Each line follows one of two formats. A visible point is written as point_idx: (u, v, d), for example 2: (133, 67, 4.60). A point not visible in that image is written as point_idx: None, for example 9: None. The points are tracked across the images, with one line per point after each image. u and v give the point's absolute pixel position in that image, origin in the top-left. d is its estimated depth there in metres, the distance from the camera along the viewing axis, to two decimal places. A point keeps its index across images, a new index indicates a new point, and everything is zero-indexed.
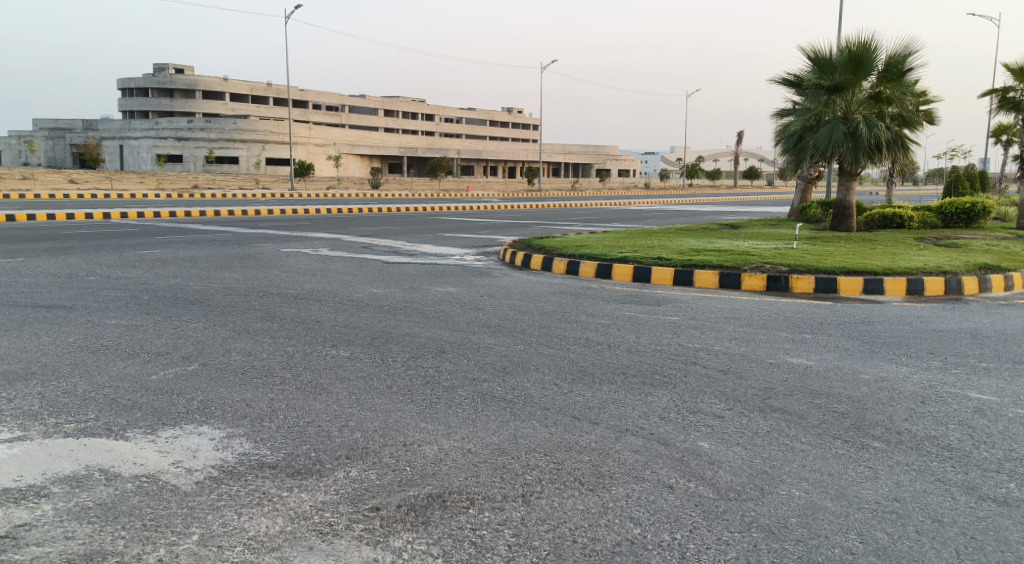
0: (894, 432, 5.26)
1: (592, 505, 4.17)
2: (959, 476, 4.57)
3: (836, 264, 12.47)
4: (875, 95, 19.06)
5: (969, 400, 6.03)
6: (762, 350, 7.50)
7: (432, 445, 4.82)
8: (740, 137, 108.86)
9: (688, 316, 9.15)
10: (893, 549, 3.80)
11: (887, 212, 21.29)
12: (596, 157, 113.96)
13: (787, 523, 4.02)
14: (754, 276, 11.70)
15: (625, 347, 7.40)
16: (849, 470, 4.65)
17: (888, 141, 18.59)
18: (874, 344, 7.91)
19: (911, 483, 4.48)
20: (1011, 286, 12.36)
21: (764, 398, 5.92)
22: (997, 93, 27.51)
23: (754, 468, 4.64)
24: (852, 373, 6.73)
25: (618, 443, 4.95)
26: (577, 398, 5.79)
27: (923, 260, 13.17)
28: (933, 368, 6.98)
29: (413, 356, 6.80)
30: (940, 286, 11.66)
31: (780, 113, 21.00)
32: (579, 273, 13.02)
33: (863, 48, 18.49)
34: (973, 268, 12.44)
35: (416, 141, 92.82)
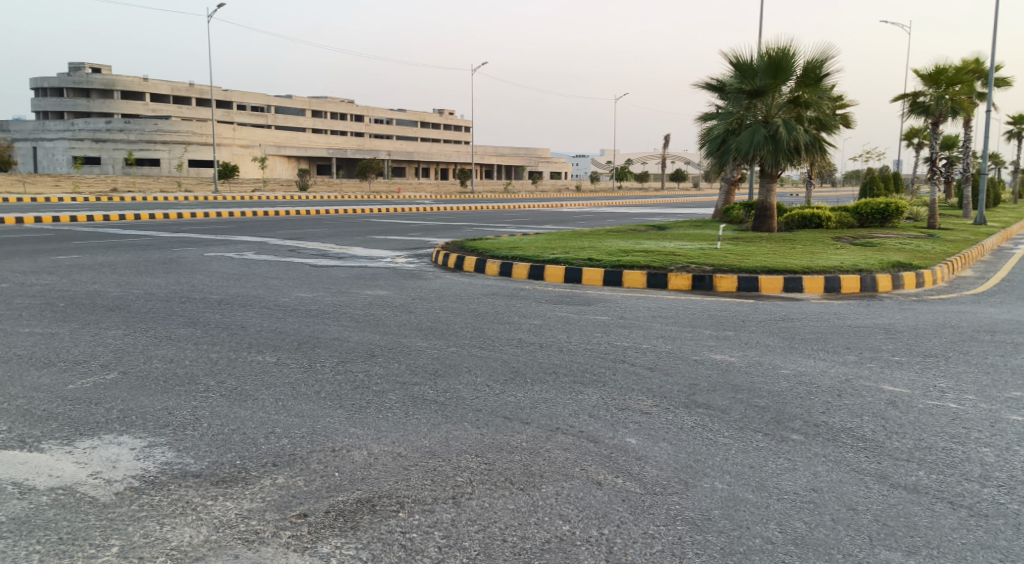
0: (811, 424, 5.45)
1: (522, 504, 4.20)
2: (872, 465, 4.77)
3: (759, 263, 12.83)
4: (794, 99, 19.66)
5: (882, 393, 6.27)
6: (688, 348, 7.66)
7: (361, 450, 4.79)
8: (667, 140, 110.94)
9: (616, 315, 9.29)
10: (810, 538, 3.94)
11: (807, 213, 21.98)
12: (527, 158, 114.55)
13: (711, 515, 4.13)
14: (680, 276, 11.94)
15: (556, 347, 7.48)
16: (770, 462, 4.80)
17: (806, 144, 19.19)
18: (793, 340, 8.16)
19: (828, 474, 4.65)
20: (924, 282, 12.89)
21: (689, 394, 6.06)
22: (908, 98, 28.65)
23: (680, 462, 4.75)
24: (772, 368, 6.94)
25: (548, 442, 5.00)
26: (509, 398, 5.82)
27: (839, 259, 13.62)
28: (849, 362, 7.25)
29: (342, 361, 6.73)
30: (856, 283, 12.10)
31: (705, 117, 21.48)
32: (512, 274, 13.06)
33: (782, 54, 19.06)
34: (886, 267, 12.94)
35: (345, 143, 91.89)
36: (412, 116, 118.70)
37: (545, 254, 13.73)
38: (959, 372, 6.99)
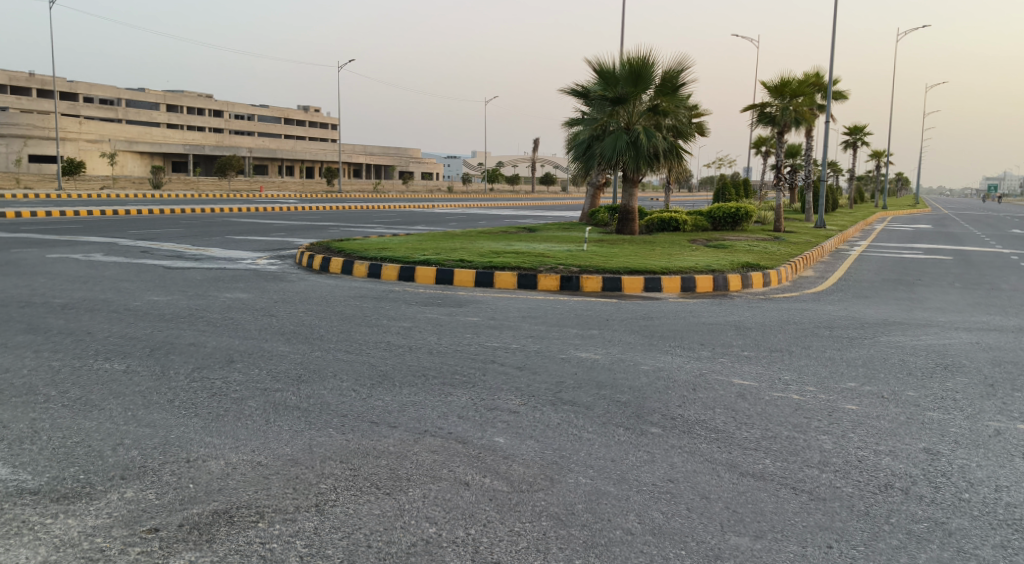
0: (668, 417, 5.68)
1: (388, 508, 4.17)
2: (724, 455, 5.02)
3: (621, 264, 13.24)
4: (654, 107, 20.43)
5: (732, 386, 6.61)
6: (555, 346, 7.81)
7: (219, 460, 4.62)
8: (535, 144, 112.71)
9: (485, 315, 9.36)
10: (667, 527, 4.10)
11: (667, 217, 22.86)
12: (395, 158, 113.55)
13: (575, 509, 4.23)
14: (548, 276, 12.15)
15: (425, 349, 7.45)
16: (630, 455, 4.97)
17: (664, 151, 19.98)
18: (653, 337, 8.47)
19: (683, 464, 4.86)
20: (771, 282, 13.69)
21: (556, 392, 6.19)
22: (756, 108, 30.23)
23: (545, 459, 4.84)
24: (633, 364, 7.19)
25: (416, 445, 4.98)
26: (375, 403, 5.75)
27: (694, 260, 14.28)
28: (704, 357, 7.60)
29: (199, 368, 6.45)
30: (710, 283, 12.69)
31: (570, 123, 21.98)
32: (380, 276, 12.90)
33: (642, 63, 19.77)
34: (736, 268, 13.67)
35: (204, 140, 88.22)
36: (276, 113, 115.30)
37: (414, 255, 13.65)
38: (802, 365, 7.47)
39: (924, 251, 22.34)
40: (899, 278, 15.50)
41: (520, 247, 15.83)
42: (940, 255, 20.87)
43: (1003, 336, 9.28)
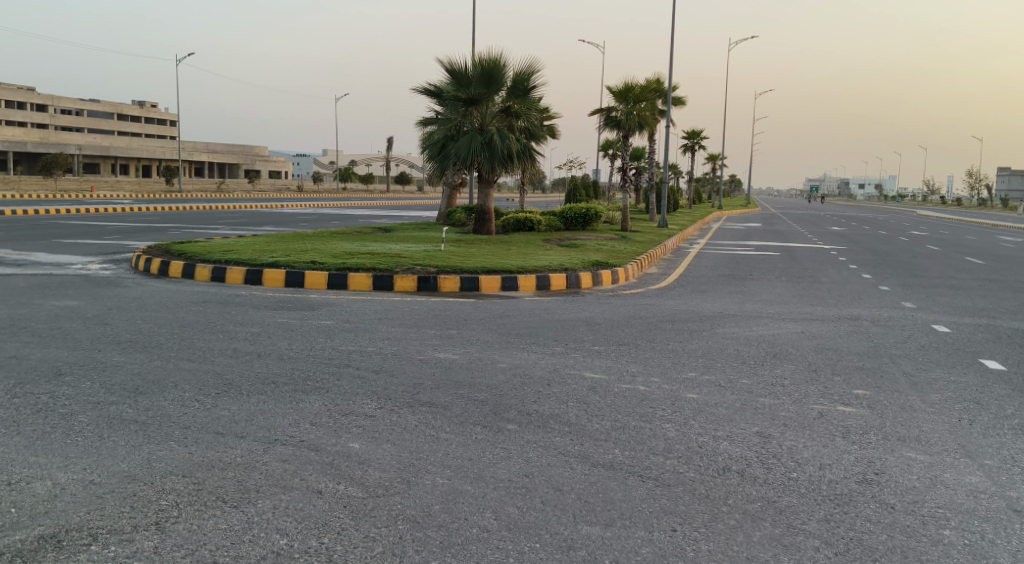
0: (524, 414, 5.77)
1: (236, 522, 4.02)
2: (577, 447, 5.16)
3: (478, 264, 13.35)
4: (505, 108, 20.70)
5: (585, 380, 6.81)
6: (410, 348, 7.77)
7: (46, 481, 4.30)
8: (387, 144, 111.66)
9: (339, 318, 9.19)
10: (522, 521, 4.17)
11: (521, 217, 23.23)
12: (242, 157, 109.41)
13: (431, 510, 4.23)
14: (404, 277, 12.06)
15: (275, 355, 7.23)
16: (486, 453, 5.01)
17: (518, 152, 20.32)
18: (508, 336, 8.58)
19: (538, 459, 4.95)
20: (620, 279, 14.19)
21: (413, 394, 6.16)
22: (603, 111, 31.18)
23: (401, 462, 4.80)
24: (490, 363, 7.25)
25: (265, 455, 4.82)
26: (222, 412, 5.53)
27: (547, 259, 14.59)
28: (558, 354, 7.77)
29: (22, 383, 5.98)
30: (563, 281, 13.01)
31: (423, 123, 21.92)
32: (225, 280, 12.39)
33: (493, 65, 20.00)
34: (588, 266, 14.08)
35: (27, 136, 81.81)
36: (108, 108, 108.43)
37: (263, 258, 13.20)
38: (648, 357, 7.78)
39: (755, 248, 23.83)
40: (734, 273, 16.47)
41: (374, 248, 15.63)
42: (770, 252, 22.30)
43: (825, 325, 10.03)
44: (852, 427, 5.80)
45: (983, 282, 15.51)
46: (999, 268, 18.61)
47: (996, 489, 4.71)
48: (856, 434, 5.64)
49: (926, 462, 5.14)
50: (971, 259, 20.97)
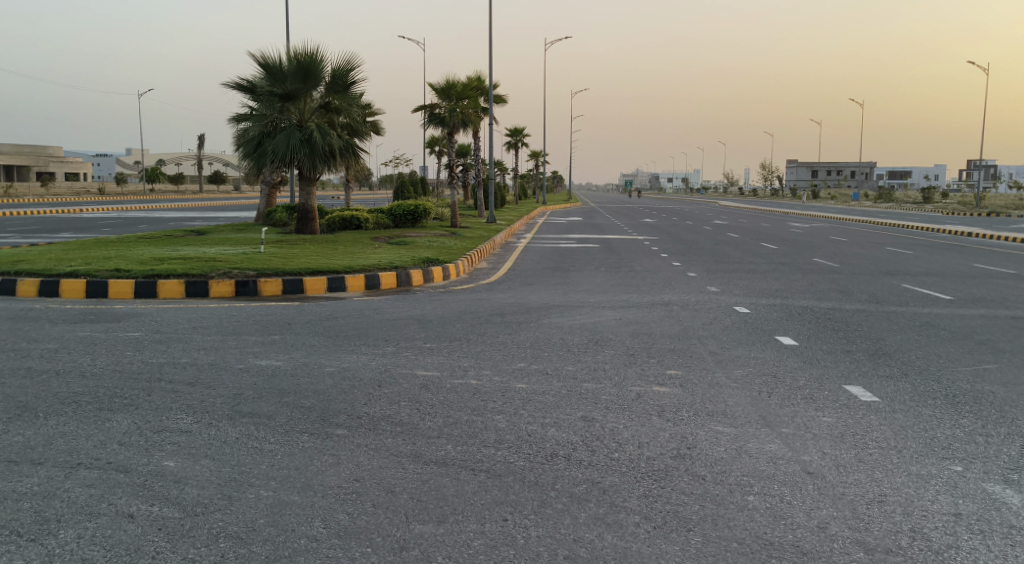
0: (354, 417, 5.68)
1: (34, 556, 3.70)
2: (408, 447, 5.14)
3: (302, 265, 12.97)
4: (324, 104, 20.20)
5: (416, 378, 6.79)
6: (230, 356, 7.43)
7: None
8: (200, 143, 106.30)
9: (150, 329, 8.65)
10: (353, 527, 4.10)
11: (346, 215, 22.81)
12: (34, 158, 100.55)
13: (255, 525, 4.08)
14: (221, 282, 11.51)
15: (78, 372, 6.70)
16: (314, 461, 4.88)
17: (340, 149, 19.93)
18: (336, 338, 8.41)
19: (369, 462, 4.89)
20: (449, 276, 14.25)
21: (232, 405, 5.89)
22: (426, 109, 31.05)
23: (222, 477, 4.59)
24: (317, 367, 7.07)
25: (67, 481, 4.47)
26: (15, 439, 5.06)
27: (375, 257, 14.41)
28: (388, 353, 7.70)
29: None
30: (392, 279, 12.89)
31: (237, 119, 21.01)
32: (16, 293, 11.33)
33: (310, 59, 19.48)
34: (416, 264, 14.03)
35: None
36: None
37: (61, 267, 12.18)
38: (478, 352, 7.86)
39: (578, 240, 24.64)
40: (557, 265, 16.96)
41: (187, 253, 14.81)
42: (589, 244, 23.20)
43: (641, 311, 10.55)
44: (667, 405, 6.14)
45: (777, 265, 16.86)
46: (793, 253, 20.25)
47: (792, 454, 5.15)
48: (671, 412, 5.98)
49: (732, 434, 5.52)
50: (765, 245, 22.77)
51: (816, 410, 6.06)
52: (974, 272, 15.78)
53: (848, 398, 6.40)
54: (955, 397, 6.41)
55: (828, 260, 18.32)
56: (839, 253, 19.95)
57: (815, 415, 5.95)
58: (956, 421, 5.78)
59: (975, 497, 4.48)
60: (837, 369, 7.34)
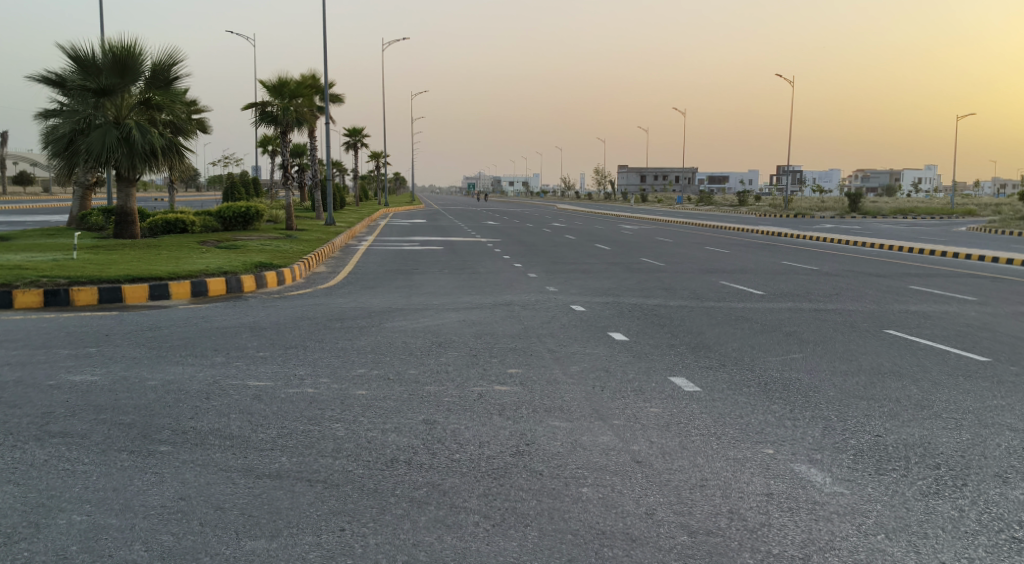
0: (179, 432, 5.40)
1: None
2: (239, 461, 4.94)
3: (121, 272, 12.19)
4: (144, 100, 19.08)
5: (248, 389, 6.54)
6: (39, 373, 6.86)
7: None
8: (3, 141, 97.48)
9: None
10: (178, 548, 3.90)
11: (171, 218, 21.64)
12: None
13: (67, 553, 3.80)
14: (28, 292, 10.63)
15: None
16: (135, 480, 4.60)
17: (162, 148, 18.90)
18: (160, 349, 7.96)
19: (196, 479, 4.66)
20: (284, 280, 13.82)
21: (40, 425, 5.44)
22: (257, 107, 29.96)
23: (28, 504, 4.24)
24: (137, 382, 6.65)
25: None
26: None
27: (203, 263, 13.76)
28: (217, 364, 7.37)
29: None
30: (221, 285, 12.34)
31: (45, 114, 19.44)
32: None
33: (127, 52, 18.37)
34: (248, 269, 13.52)
35: None
36: None
37: None
38: (315, 359, 7.67)
39: (420, 243, 24.58)
40: (397, 268, 16.84)
41: None
42: (430, 246, 23.19)
43: (483, 312, 10.65)
44: (507, 404, 6.23)
45: (610, 265, 17.50)
46: (625, 253, 21.13)
47: (623, 444, 5.37)
48: (510, 410, 6.07)
49: (568, 428, 5.69)
50: (599, 246, 23.63)
51: (645, 401, 6.35)
52: (785, 269, 17.04)
53: (674, 388, 6.75)
54: (767, 385, 6.90)
55: (656, 259, 19.24)
56: (666, 253, 20.99)
57: (644, 406, 6.23)
58: (768, 407, 6.23)
59: (784, 476, 4.85)
60: (663, 362, 7.72)
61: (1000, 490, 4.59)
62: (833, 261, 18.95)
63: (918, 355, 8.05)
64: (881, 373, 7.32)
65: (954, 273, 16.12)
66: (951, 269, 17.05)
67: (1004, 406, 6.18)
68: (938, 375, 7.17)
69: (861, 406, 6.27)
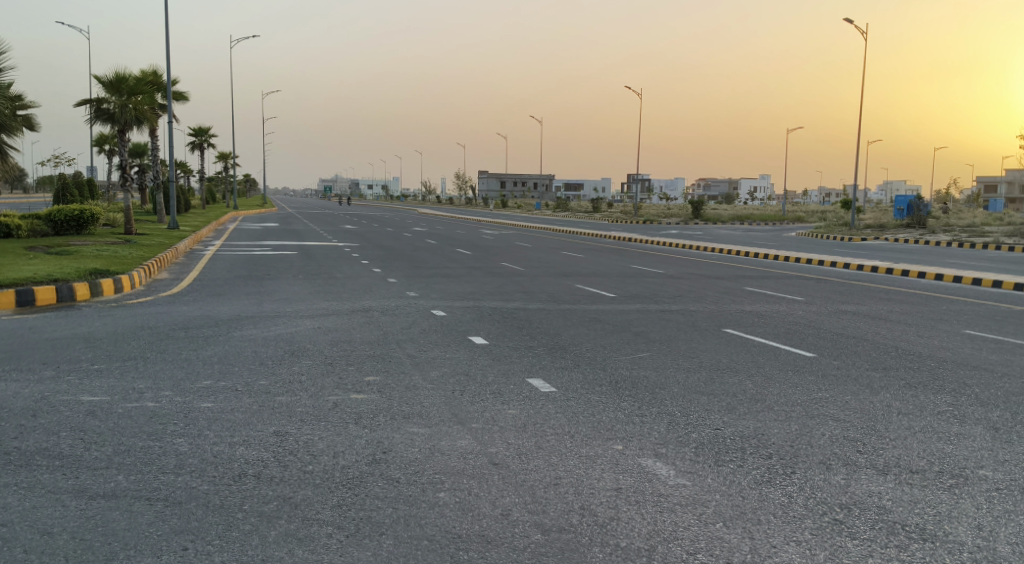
0: (1, 454, 4.99)
1: None
2: (70, 482, 4.63)
3: None
4: None
5: (81, 404, 6.13)
6: None
7: None
8: None
9: None
10: None
11: None
12: None
13: None
14: None
15: None
16: None
17: None
18: None
19: (20, 503, 4.33)
20: (122, 288, 13.04)
21: None
22: (92, 103, 28.13)
23: None
24: None
25: None
26: None
27: (31, 270, 12.81)
28: (46, 378, 6.87)
29: None
30: (51, 294, 11.50)
31: None
32: None
33: None
34: (82, 276, 12.68)
35: None
36: None
37: None
38: (157, 371, 7.29)
39: (272, 247, 23.82)
40: (247, 273, 16.26)
41: None
42: (284, 251, 22.57)
43: (339, 318, 10.45)
44: (363, 412, 6.15)
45: (469, 269, 17.58)
46: (484, 257, 21.30)
47: (480, 447, 5.42)
48: (367, 418, 5.99)
49: (426, 433, 5.68)
50: (459, 250, 23.71)
51: (502, 404, 6.43)
52: (634, 272, 17.73)
53: (530, 390, 6.88)
54: (618, 383, 7.15)
55: (513, 263, 19.53)
56: (523, 257, 21.35)
57: (501, 408, 6.31)
58: (618, 405, 6.46)
59: (632, 471, 5.04)
60: (519, 364, 7.84)
61: (824, 476, 4.96)
62: (679, 265, 19.86)
63: (754, 352, 8.58)
64: (721, 369, 7.75)
65: (786, 275, 17.26)
66: (785, 271, 18.22)
67: (828, 397, 6.69)
68: (771, 370, 7.67)
69: (703, 401, 6.60)
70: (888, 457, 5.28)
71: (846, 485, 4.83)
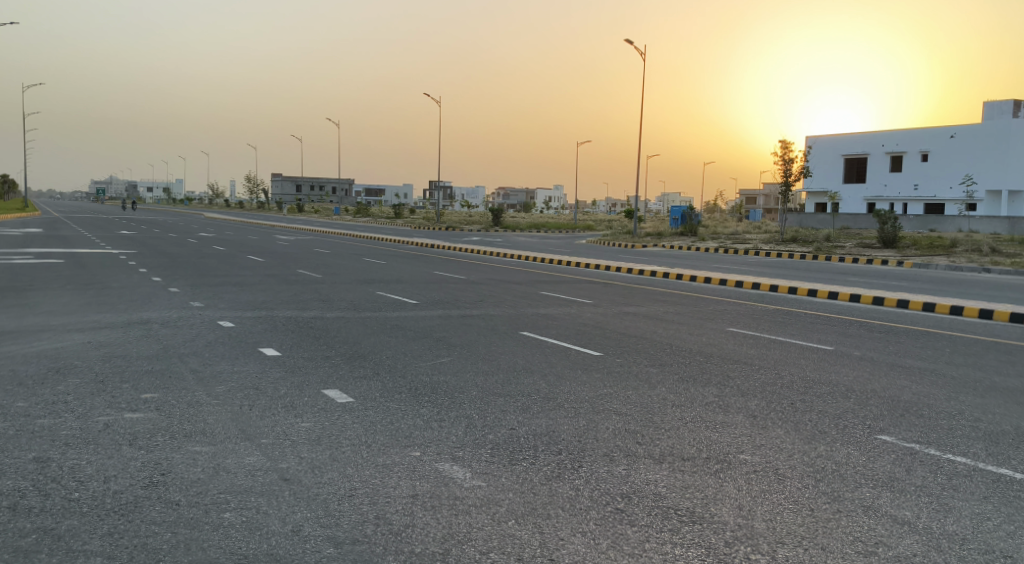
0: None
1: None
2: None
3: None
4: None
5: None
6: None
7: None
8: None
9: None
10: None
11: None
12: None
13: None
14: None
15: None
16: None
17: None
18: None
19: None
20: None
21: None
22: None
23: None
24: None
25: None
26: None
27: None
28: None
29: None
30: None
31: None
32: None
33: None
34: None
35: None
36: None
37: None
38: None
39: (36, 255, 21.68)
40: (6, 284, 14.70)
41: None
42: (50, 259, 20.62)
43: (114, 332, 9.70)
44: (140, 432, 5.75)
45: (261, 277, 16.92)
46: (277, 264, 20.62)
47: (270, 463, 5.23)
48: (143, 439, 5.61)
49: (211, 452, 5.40)
50: (251, 257, 22.76)
51: (295, 417, 6.23)
52: (432, 278, 17.85)
53: (326, 401, 6.73)
54: (416, 390, 7.16)
55: (309, 270, 19.03)
56: (321, 264, 20.90)
57: (294, 422, 6.12)
58: (416, 411, 6.46)
59: (429, 476, 5.07)
60: (315, 375, 7.63)
61: (608, 468, 5.24)
62: (476, 270, 20.25)
63: (547, 352, 8.93)
64: (516, 370, 7.98)
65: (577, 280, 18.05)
66: (576, 276, 19.06)
67: (612, 394, 7.08)
68: (563, 370, 7.99)
69: (499, 402, 6.75)
70: (664, 447, 5.67)
71: (627, 475, 5.14)
